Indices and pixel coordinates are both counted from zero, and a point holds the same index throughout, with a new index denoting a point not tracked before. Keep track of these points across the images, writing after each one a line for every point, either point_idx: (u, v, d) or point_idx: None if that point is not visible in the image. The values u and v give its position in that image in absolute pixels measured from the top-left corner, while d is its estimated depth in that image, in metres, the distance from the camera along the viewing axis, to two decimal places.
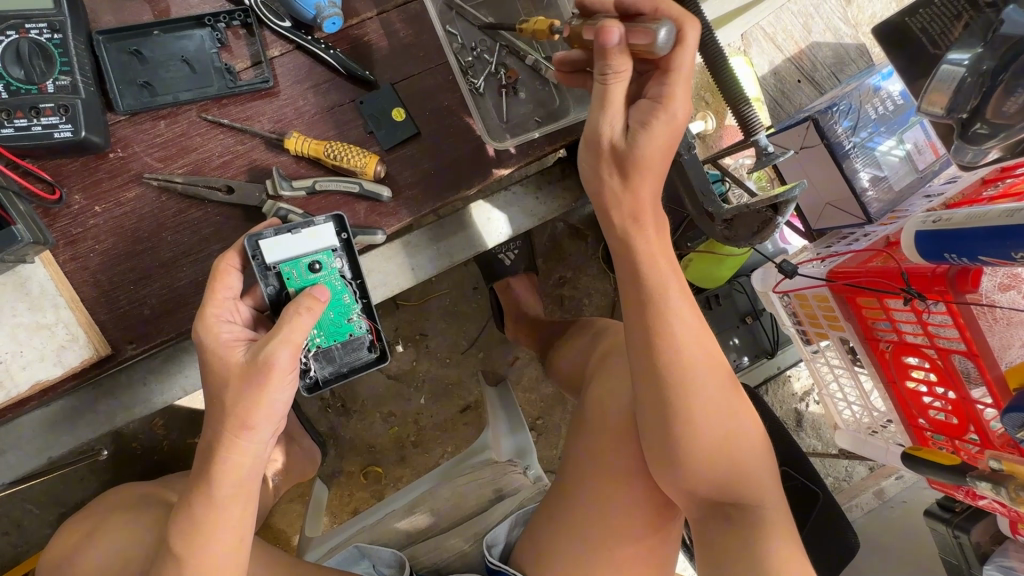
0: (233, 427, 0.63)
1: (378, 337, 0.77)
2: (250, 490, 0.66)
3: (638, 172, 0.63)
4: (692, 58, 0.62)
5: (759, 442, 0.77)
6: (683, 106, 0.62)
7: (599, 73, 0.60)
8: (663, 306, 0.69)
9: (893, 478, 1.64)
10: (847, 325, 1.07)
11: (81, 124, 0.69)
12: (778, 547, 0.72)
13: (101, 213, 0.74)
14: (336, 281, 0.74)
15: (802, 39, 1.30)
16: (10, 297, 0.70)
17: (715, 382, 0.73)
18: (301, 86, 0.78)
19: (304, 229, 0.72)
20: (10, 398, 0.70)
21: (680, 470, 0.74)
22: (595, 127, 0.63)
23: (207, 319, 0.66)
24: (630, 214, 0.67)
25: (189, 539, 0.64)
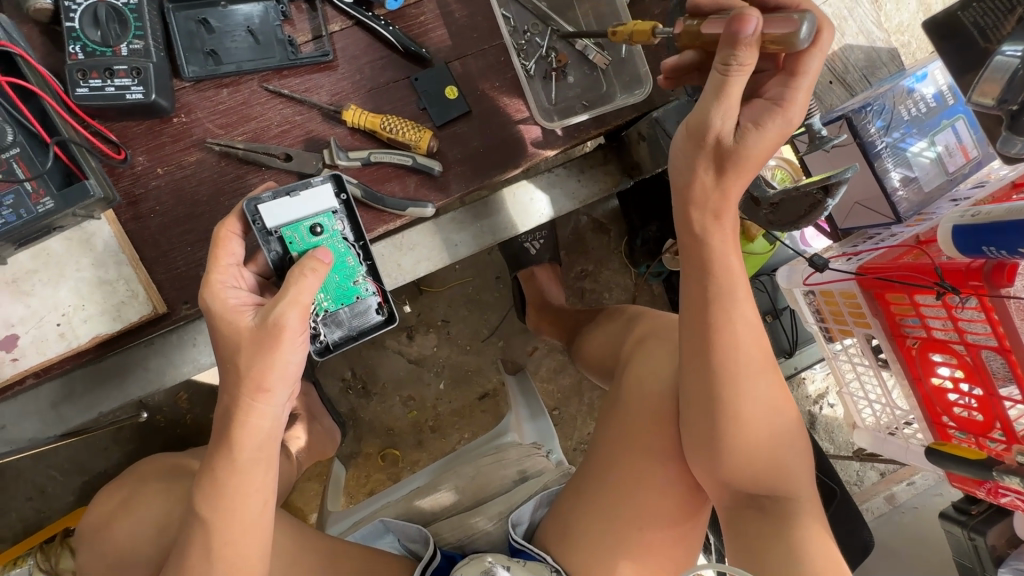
0: (249, 390, 0.62)
1: (386, 298, 0.76)
2: (271, 455, 0.65)
3: (737, 170, 0.64)
4: (818, 64, 0.64)
5: (798, 435, 0.77)
6: (798, 111, 0.65)
7: (722, 62, 0.59)
8: (729, 292, 0.71)
9: (905, 482, 1.64)
10: (875, 322, 1.08)
11: (152, 87, 0.71)
12: (813, 536, 0.73)
13: (163, 175, 0.76)
14: (339, 244, 0.74)
15: (834, 42, 1.31)
16: (75, 253, 0.72)
17: (762, 370, 0.74)
18: (358, 61, 0.81)
19: (303, 191, 0.71)
20: (71, 349, 0.72)
21: (716, 458, 0.76)
22: (705, 118, 0.62)
23: (213, 285, 0.64)
24: (714, 213, 0.68)
25: (213, 502, 0.63)
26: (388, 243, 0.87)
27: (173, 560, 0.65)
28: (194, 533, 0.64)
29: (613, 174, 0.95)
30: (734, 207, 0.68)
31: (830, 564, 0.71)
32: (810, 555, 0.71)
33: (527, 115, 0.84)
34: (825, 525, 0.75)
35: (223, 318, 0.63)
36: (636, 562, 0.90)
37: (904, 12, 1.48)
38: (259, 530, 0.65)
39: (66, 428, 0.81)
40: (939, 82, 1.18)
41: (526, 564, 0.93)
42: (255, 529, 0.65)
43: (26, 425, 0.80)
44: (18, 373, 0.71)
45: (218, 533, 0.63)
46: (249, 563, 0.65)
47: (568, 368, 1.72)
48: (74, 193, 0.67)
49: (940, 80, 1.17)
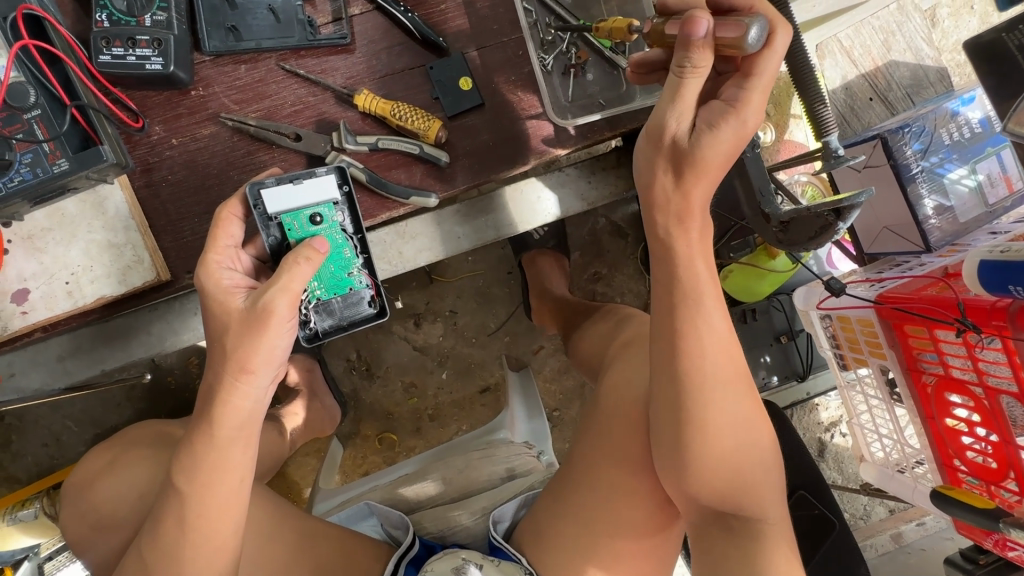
0: (233, 369, 0.63)
1: (378, 292, 0.76)
2: (252, 434, 0.66)
3: (694, 173, 0.60)
4: (776, 65, 0.59)
5: (769, 454, 0.73)
6: (755, 113, 0.59)
7: (677, 64, 0.57)
8: (695, 295, 0.66)
9: (913, 523, 1.58)
10: (891, 353, 1.04)
11: (171, 59, 0.73)
12: (779, 561, 0.68)
13: (177, 146, 0.78)
14: (337, 235, 0.73)
15: (880, 56, 1.26)
16: (88, 215, 0.74)
17: (731, 383, 0.69)
18: (375, 46, 0.81)
19: (306, 179, 0.70)
20: (77, 307, 0.75)
21: (683, 475, 0.72)
22: (660, 120, 0.60)
23: (209, 266, 0.65)
24: (677, 218, 0.63)
25: (192, 475, 0.64)
26: (391, 231, 0.87)
27: (149, 526, 0.66)
28: (171, 502, 0.65)
29: (626, 178, 0.92)
30: (698, 213, 0.63)
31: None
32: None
33: (541, 111, 0.82)
34: (792, 546, 0.71)
35: (216, 297, 0.64)
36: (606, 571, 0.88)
37: (962, 30, 1.40)
38: (234, 506, 0.66)
39: (70, 381, 0.84)
40: (987, 108, 1.12)
41: (500, 564, 0.92)
42: (230, 504, 0.66)
43: (33, 376, 0.83)
44: (27, 326, 0.74)
45: (194, 504, 0.64)
46: (218, 539, 0.66)
47: (572, 370, 1.70)
48: (89, 157, 0.69)
49: (987, 105, 1.11)
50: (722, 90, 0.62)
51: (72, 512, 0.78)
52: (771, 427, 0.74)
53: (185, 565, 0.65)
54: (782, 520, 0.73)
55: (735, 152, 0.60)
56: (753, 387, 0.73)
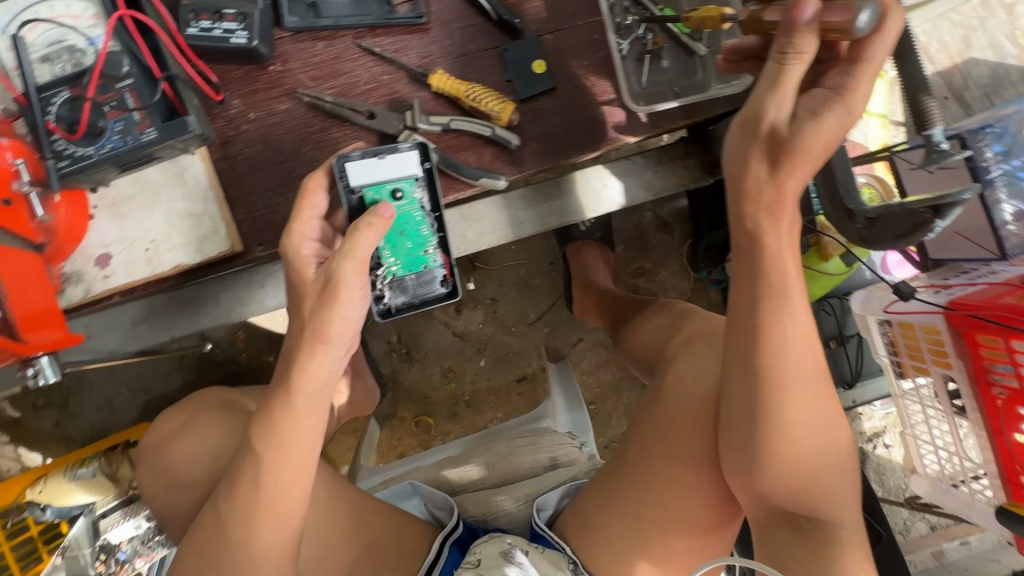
0: (312, 337, 0.63)
1: (451, 272, 0.76)
2: (323, 404, 0.67)
3: (792, 163, 0.58)
4: (887, 51, 0.57)
5: (846, 458, 0.72)
6: (863, 98, 0.58)
7: (779, 51, 0.57)
8: (782, 292, 0.65)
9: (957, 541, 1.52)
10: (958, 362, 1.00)
11: (255, 33, 0.74)
12: (852, 563, 0.69)
13: (254, 120, 0.79)
14: (416, 212, 0.74)
15: (958, 53, 1.20)
16: (170, 184, 0.77)
17: (812, 383, 0.68)
18: (450, 26, 0.80)
19: (389, 155, 0.71)
20: (155, 274, 0.77)
21: (754, 473, 0.71)
22: (758, 108, 0.59)
23: (293, 235, 0.66)
24: (769, 210, 0.62)
25: (268, 441, 0.66)
26: (455, 214, 0.88)
27: (224, 487, 0.68)
28: (246, 465, 0.67)
29: (693, 169, 0.91)
30: (790, 204, 0.61)
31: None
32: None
33: (613, 97, 0.81)
34: (864, 551, 0.71)
35: (294, 264, 0.65)
36: (656, 565, 0.89)
37: None
38: (305, 473, 0.68)
39: (141, 346, 0.86)
40: None
41: (544, 552, 0.93)
42: (302, 471, 0.68)
43: (108, 339, 0.86)
44: (108, 290, 0.77)
45: (268, 469, 0.66)
46: (290, 506, 0.68)
47: (610, 365, 1.69)
48: (175, 127, 0.70)
49: None
50: (825, 78, 0.60)
51: (146, 471, 0.82)
52: (849, 431, 0.73)
53: (257, 528, 0.67)
54: (857, 525, 0.72)
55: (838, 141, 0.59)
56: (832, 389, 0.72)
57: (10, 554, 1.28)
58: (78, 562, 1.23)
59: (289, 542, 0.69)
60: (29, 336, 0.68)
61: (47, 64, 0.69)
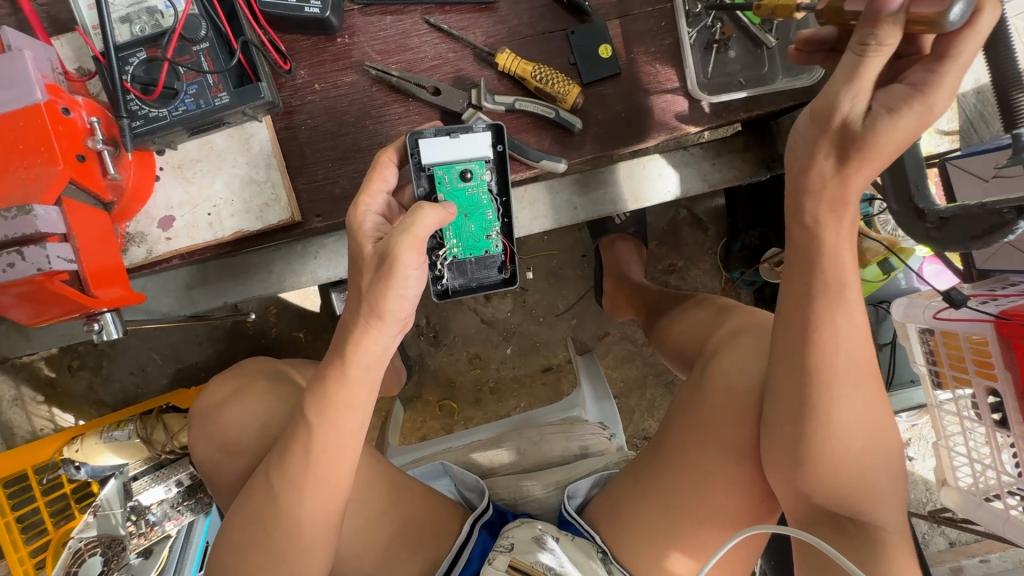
0: (367, 314, 0.63)
1: (511, 259, 0.77)
2: (375, 377, 0.67)
3: (861, 159, 0.58)
4: (974, 48, 0.55)
5: (895, 460, 0.70)
6: (944, 99, 0.56)
7: (860, 42, 0.53)
8: (838, 288, 0.64)
9: (978, 558, 1.50)
10: (1005, 374, 0.99)
11: (327, 3, 0.74)
12: (898, 565, 0.67)
13: (319, 91, 0.79)
14: (483, 195, 0.74)
15: None
16: (235, 150, 0.77)
17: (863, 382, 0.67)
18: (519, 6, 0.80)
19: (463, 134, 0.71)
20: (216, 238, 0.78)
21: (798, 470, 0.70)
22: (832, 101, 0.56)
23: (358, 209, 0.66)
24: (834, 205, 0.61)
25: (317, 410, 0.66)
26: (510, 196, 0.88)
27: (274, 452, 0.69)
28: (297, 435, 0.67)
29: (750, 164, 0.90)
30: (854, 202, 0.61)
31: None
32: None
33: (677, 85, 0.81)
34: (911, 554, 0.69)
35: (353, 238, 0.65)
36: (690, 557, 0.88)
37: None
38: (351, 445, 0.68)
39: (194, 310, 0.88)
40: None
41: (574, 539, 0.92)
42: (347, 442, 0.67)
43: (162, 301, 0.87)
44: (169, 252, 0.78)
45: (319, 439, 0.66)
46: (336, 474, 0.68)
47: (635, 360, 1.69)
48: (248, 93, 0.71)
49: None
50: (905, 74, 0.58)
51: (198, 436, 0.82)
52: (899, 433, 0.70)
53: (305, 496, 0.67)
54: (901, 531, 0.71)
55: (912, 139, 0.57)
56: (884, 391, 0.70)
57: (45, 509, 1.31)
58: (110, 521, 1.26)
59: (335, 511, 0.69)
60: (97, 291, 0.68)
61: (127, 24, 0.70)
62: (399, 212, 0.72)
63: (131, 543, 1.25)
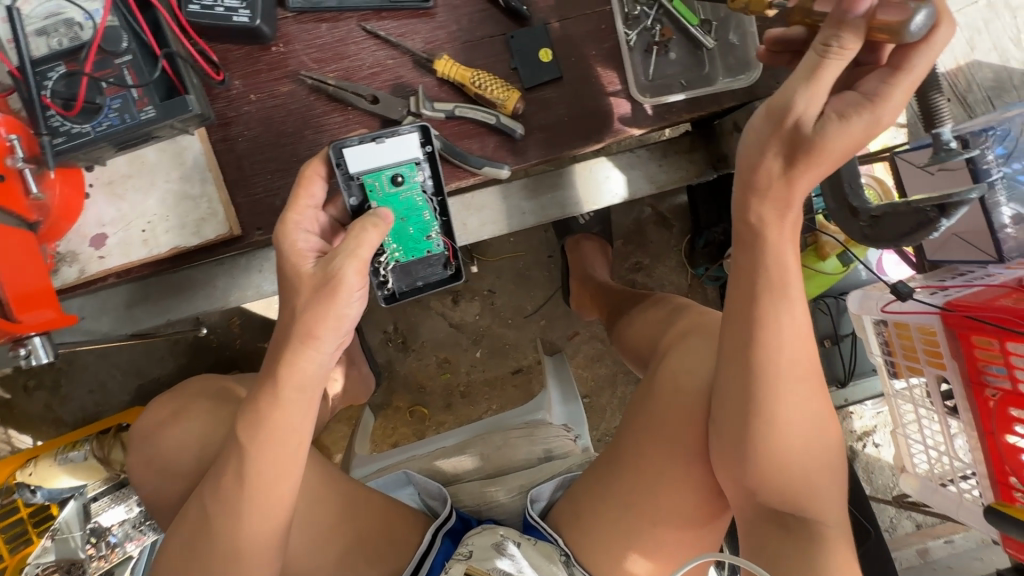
0: (300, 335, 0.62)
1: (454, 255, 0.78)
2: (316, 394, 0.66)
3: (808, 161, 0.57)
4: (928, 63, 0.54)
5: (835, 457, 0.71)
6: (891, 112, 0.56)
7: (823, 42, 0.53)
8: (779, 286, 0.64)
9: (942, 539, 1.52)
10: (953, 363, 1.01)
11: (258, 13, 0.73)
12: (839, 559, 0.68)
13: (254, 102, 0.78)
14: (418, 197, 0.75)
15: (962, 57, 1.21)
16: (167, 164, 0.76)
17: (805, 381, 0.68)
18: (458, 11, 0.79)
19: (389, 138, 0.72)
20: (152, 256, 0.76)
21: (743, 468, 0.71)
22: (788, 99, 0.55)
23: (287, 225, 0.65)
24: (767, 205, 0.61)
25: (257, 429, 0.65)
26: (458, 201, 0.87)
27: (214, 473, 0.68)
28: (234, 455, 0.66)
29: (698, 164, 0.92)
30: (797, 203, 0.61)
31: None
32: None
33: (620, 88, 0.80)
34: (854, 548, 0.70)
35: (289, 260, 0.64)
36: (647, 557, 0.88)
37: None
38: (290, 463, 0.67)
39: (135, 329, 0.85)
40: None
41: (536, 544, 0.92)
42: (284, 461, 0.66)
43: (103, 321, 0.85)
44: (103, 271, 0.76)
45: (253, 462, 0.65)
46: (278, 492, 0.67)
47: (605, 359, 1.69)
48: (175, 107, 0.69)
49: None
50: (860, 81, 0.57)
51: (137, 459, 0.81)
52: (839, 431, 0.72)
53: (248, 517, 0.66)
54: (844, 526, 0.72)
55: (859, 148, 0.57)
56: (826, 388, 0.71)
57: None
58: (69, 544, 1.23)
59: (276, 532, 0.68)
60: (21, 316, 0.65)
61: (44, 38, 0.67)
62: (332, 229, 0.72)
63: (92, 566, 1.23)
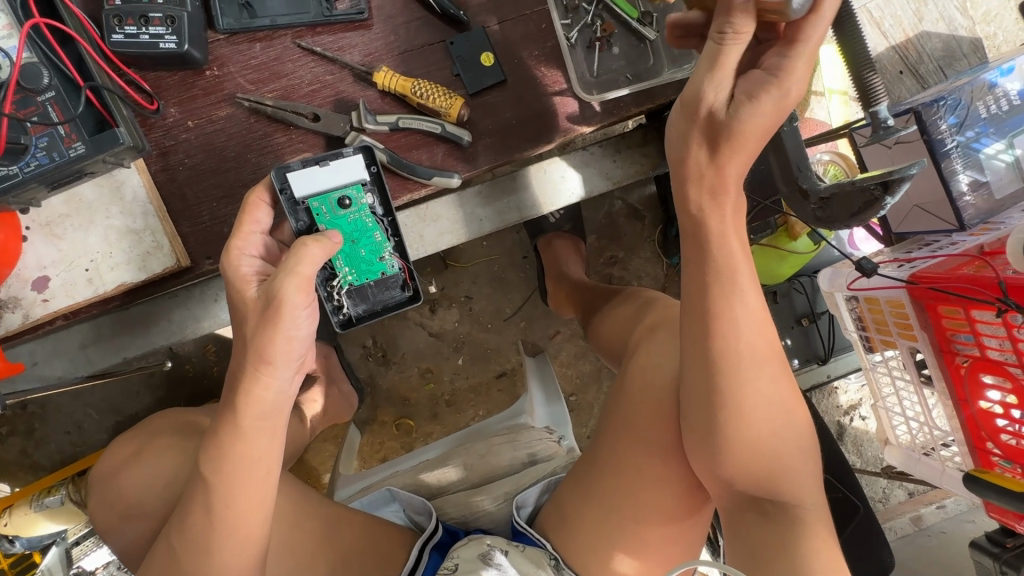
0: (253, 363, 0.60)
1: (411, 275, 0.78)
2: (276, 423, 0.64)
3: (731, 146, 0.57)
4: (823, 31, 0.54)
5: (806, 441, 0.71)
6: (799, 82, 0.56)
7: (717, 31, 0.54)
8: (733, 276, 0.64)
9: (935, 506, 1.52)
10: (922, 335, 1.02)
11: (186, 37, 0.71)
12: (816, 543, 0.68)
13: (193, 128, 0.75)
14: (367, 218, 0.75)
15: (911, 28, 1.21)
16: (106, 200, 0.73)
17: (768, 369, 0.67)
18: (394, 21, 0.78)
19: (333, 161, 0.72)
20: (98, 295, 0.74)
21: (715, 460, 0.70)
22: (697, 90, 0.57)
23: (231, 252, 0.64)
24: (713, 196, 0.61)
25: (217, 466, 0.63)
26: (412, 214, 0.85)
27: (177, 514, 0.66)
28: (198, 492, 0.64)
29: (651, 157, 0.91)
30: (733, 187, 0.61)
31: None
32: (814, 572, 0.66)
33: (565, 87, 0.79)
34: (830, 531, 0.70)
35: (234, 285, 0.63)
36: (634, 556, 0.87)
37: None
38: (259, 497, 0.65)
39: (94, 370, 0.83)
40: None
41: (525, 550, 0.91)
42: (250, 495, 0.64)
43: (56, 365, 0.82)
44: (49, 315, 0.73)
45: (220, 496, 0.63)
46: (247, 526, 0.65)
47: (588, 355, 1.68)
48: (105, 140, 0.67)
49: None
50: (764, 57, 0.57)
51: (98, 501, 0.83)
52: (807, 414, 0.72)
53: (216, 555, 0.64)
54: (820, 510, 0.71)
55: (775, 124, 0.57)
56: (791, 373, 0.71)
57: None
58: None
59: (249, 566, 0.66)
60: None
61: None
62: (279, 252, 0.70)
63: None
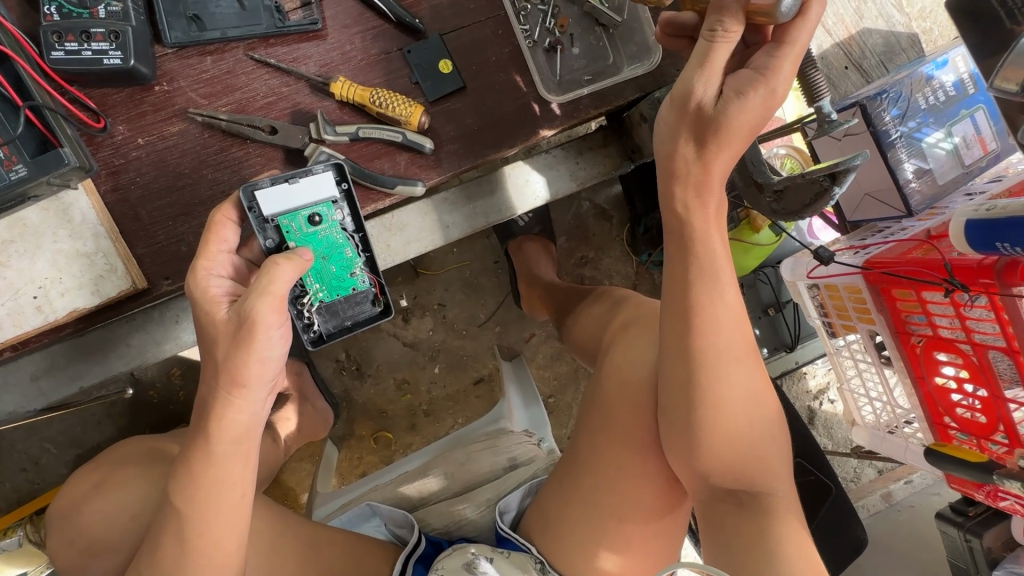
0: (226, 384, 0.59)
1: (382, 290, 0.77)
2: (251, 447, 0.62)
3: (718, 142, 0.58)
4: (809, 35, 0.57)
5: (777, 427, 0.73)
6: (784, 82, 0.57)
7: (709, 29, 0.56)
8: (713, 272, 0.65)
9: (902, 481, 1.54)
10: (880, 318, 1.05)
11: (131, 52, 0.69)
12: (790, 529, 0.70)
13: (144, 146, 0.73)
14: (338, 234, 0.74)
15: (853, 24, 1.15)
16: (53, 223, 0.70)
17: (743, 358, 0.69)
18: (349, 31, 0.77)
19: (302, 178, 0.71)
20: (48, 323, 0.71)
21: (691, 452, 0.72)
22: (687, 87, 0.58)
23: (196, 275, 0.62)
24: (681, 191, 0.62)
25: (187, 495, 0.61)
26: (378, 223, 0.85)
27: (146, 549, 0.63)
28: (170, 524, 0.61)
29: (613, 158, 0.94)
30: (716, 186, 0.62)
31: (806, 561, 0.67)
32: (788, 558, 0.67)
33: (526, 91, 0.80)
34: (800, 516, 0.72)
35: (202, 307, 0.61)
36: (619, 553, 0.87)
37: None
38: (236, 522, 0.63)
39: (47, 402, 0.81)
40: (960, 70, 1.13)
41: (510, 556, 0.90)
42: (225, 522, 0.62)
43: (5, 399, 0.79)
44: None
45: (191, 527, 0.61)
46: (223, 553, 0.63)
47: (564, 355, 1.68)
48: (49, 161, 0.66)
49: (961, 68, 1.12)
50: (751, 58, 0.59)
51: (60, 537, 0.81)
52: (777, 403, 0.74)
53: None
54: (791, 495, 0.73)
55: (762, 122, 0.59)
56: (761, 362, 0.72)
57: None
58: None
59: None
60: None
61: None
62: (247, 271, 0.69)
63: None
